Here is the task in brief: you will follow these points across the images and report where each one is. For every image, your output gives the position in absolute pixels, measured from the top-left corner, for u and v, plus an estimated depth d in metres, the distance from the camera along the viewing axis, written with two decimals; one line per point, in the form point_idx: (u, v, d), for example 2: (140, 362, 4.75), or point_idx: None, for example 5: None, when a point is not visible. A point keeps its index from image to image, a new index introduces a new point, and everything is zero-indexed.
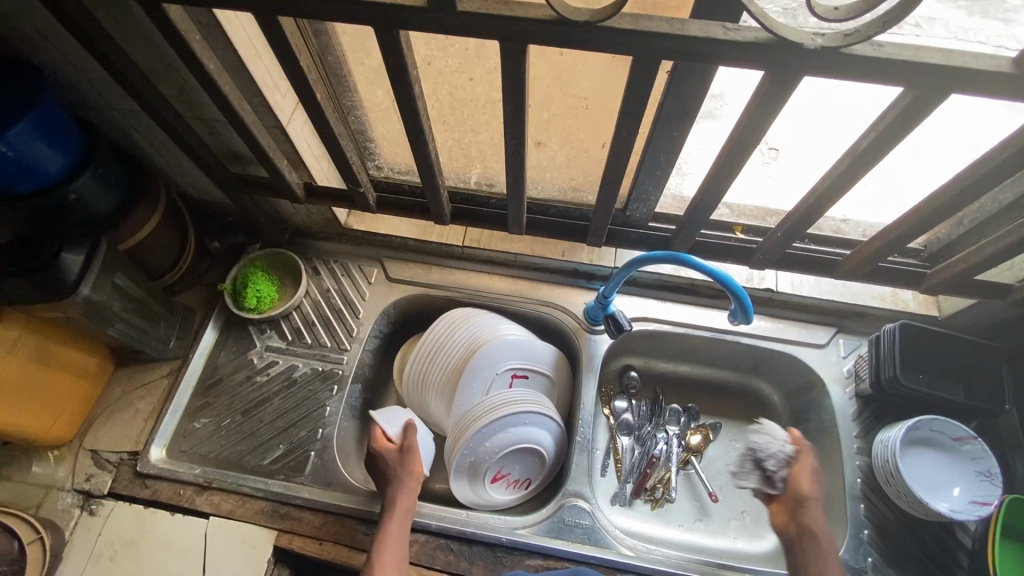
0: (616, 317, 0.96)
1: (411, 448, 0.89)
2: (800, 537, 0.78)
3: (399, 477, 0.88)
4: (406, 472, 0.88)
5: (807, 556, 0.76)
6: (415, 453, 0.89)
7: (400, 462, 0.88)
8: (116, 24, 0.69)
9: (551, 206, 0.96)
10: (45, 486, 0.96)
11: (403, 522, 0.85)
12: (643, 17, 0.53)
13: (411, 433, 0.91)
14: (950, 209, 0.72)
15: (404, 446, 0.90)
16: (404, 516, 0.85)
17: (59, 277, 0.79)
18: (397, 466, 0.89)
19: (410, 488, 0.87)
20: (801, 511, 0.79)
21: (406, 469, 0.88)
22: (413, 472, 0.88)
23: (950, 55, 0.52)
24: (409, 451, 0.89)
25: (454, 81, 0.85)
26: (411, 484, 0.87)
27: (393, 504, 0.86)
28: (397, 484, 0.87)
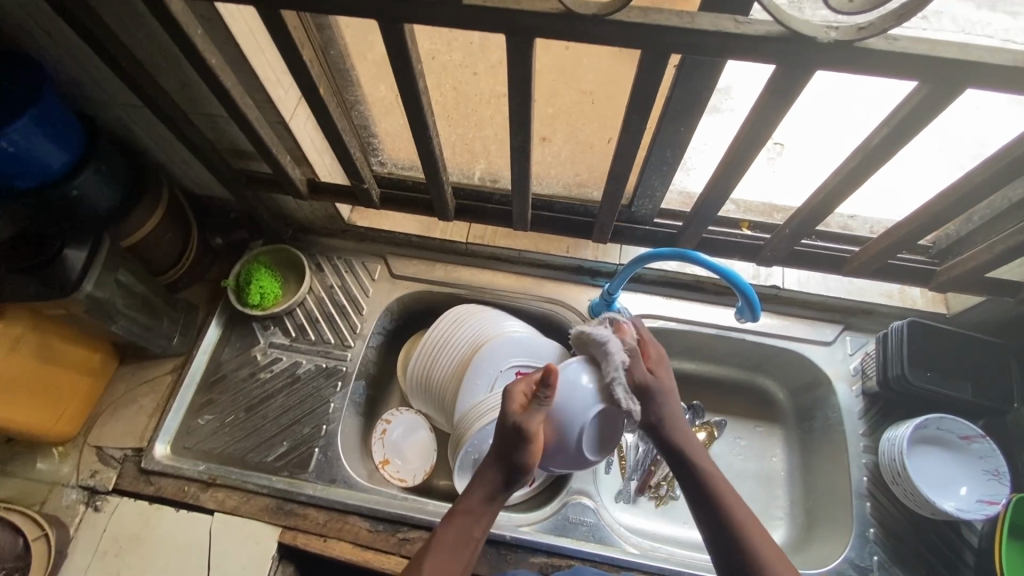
0: (621, 314, 0.94)
1: (530, 440, 0.70)
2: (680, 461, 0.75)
3: (498, 460, 0.72)
4: (510, 461, 0.71)
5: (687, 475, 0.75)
6: (529, 445, 0.70)
7: (507, 448, 0.71)
8: (118, 18, 0.69)
9: (555, 202, 0.94)
10: (49, 482, 0.96)
11: (477, 516, 0.72)
12: (652, 10, 0.53)
13: (535, 416, 0.70)
14: (962, 206, 0.71)
15: (516, 429, 0.70)
16: (481, 508, 0.72)
17: (62, 276, 0.79)
18: (504, 451, 0.72)
19: (504, 482, 0.72)
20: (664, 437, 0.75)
21: (510, 459, 0.71)
22: (522, 470, 0.71)
23: (964, 49, 0.51)
24: (524, 441, 0.70)
25: (458, 76, 0.86)
26: (510, 475, 0.72)
27: (474, 486, 0.73)
28: (494, 467, 0.72)
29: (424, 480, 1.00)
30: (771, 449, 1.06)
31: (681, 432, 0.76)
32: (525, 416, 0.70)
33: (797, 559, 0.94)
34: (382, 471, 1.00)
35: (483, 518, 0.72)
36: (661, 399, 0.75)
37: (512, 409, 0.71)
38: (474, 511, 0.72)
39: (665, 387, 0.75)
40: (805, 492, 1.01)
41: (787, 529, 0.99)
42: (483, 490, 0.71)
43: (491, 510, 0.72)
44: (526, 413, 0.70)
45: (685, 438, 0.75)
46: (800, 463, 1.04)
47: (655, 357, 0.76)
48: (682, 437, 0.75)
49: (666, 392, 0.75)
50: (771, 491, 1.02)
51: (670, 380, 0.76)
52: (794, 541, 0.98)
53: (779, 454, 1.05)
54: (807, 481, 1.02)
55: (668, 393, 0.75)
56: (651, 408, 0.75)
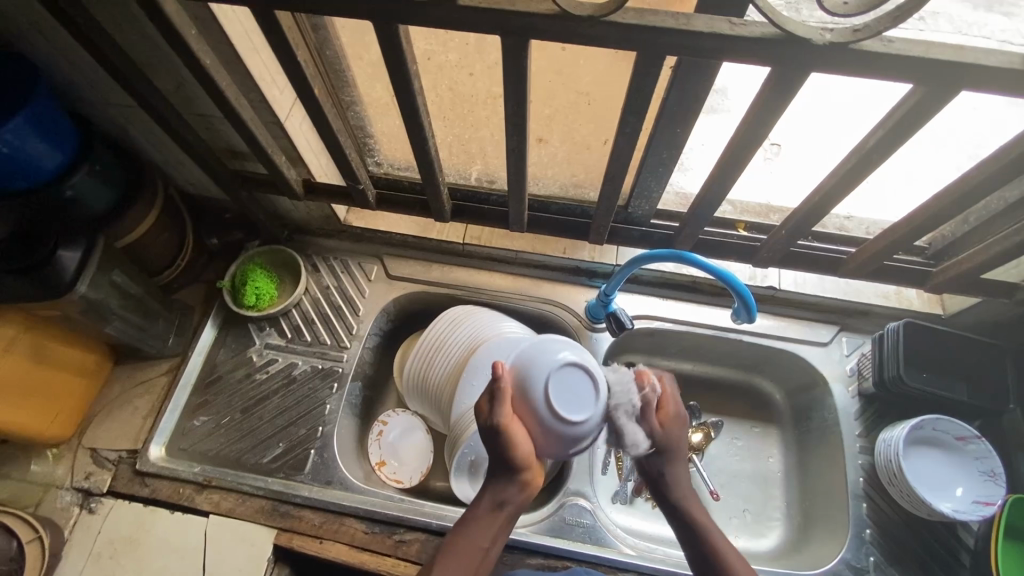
0: (618, 315, 0.95)
1: (499, 430, 0.70)
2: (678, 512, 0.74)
3: (494, 466, 0.73)
4: (498, 459, 0.72)
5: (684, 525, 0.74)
6: (500, 434, 0.70)
7: (491, 448, 0.72)
8: (113, 18, 0.68)
9: (552, 203, 0.93)
10: (44, 484, 0.96)
11: (483, 524, 0.72)
12: (648, 12, 0.52)
13: (501, 406, 0.71)
14: (957, 208, 0.71)
15: (486, 424, 0.72)
16: (486, 516, 0.72)
17: (55, 275, 0.78)
18: (492, 454, 0.73)
19: (504, 485, 0.73)
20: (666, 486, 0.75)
21: (498, 458, 0.72)
22: (511, 465, 0.72)
23: (959, 51, 0.51)
24: (495, 433, 0.71)
25: (454, 76, 0.86)
26: (508, 477, 0.72)
27: (478, 495, 0.74)
28: (492, 474, 0.73)
29: (420, 482, 1.00)
30: (768, 449, 1.06)
31: (686, 488, 0.75)
32: (491, 409, 0.72)
33: (793, 560, 0.94)
34: (378, 472, 0.99)
35: (491, 529, 0.72)
36: (671, 457, 0.74)
37: (482, 408, 0.73)
38: (481, 521, 0.72)
39: (674, 445, 0.74)
40: (802, 493, 1.01)
41: (783, 530, 0.99)
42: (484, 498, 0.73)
43: (501, 521, 0.73)
44: (490, 405, 0.72)
45: (689, 497, 0.75)
46: (796, 464, 1.04)
47: (674, 416, 0.75)
48: (687, 495, 0.75)
49: (676, 450, 0.75)
50: (768, 492, 1.02)
51: (682, 437, 0.75)
52: (791, 541, 0.98)
53: (776, 455, 1.05)
54: (804, 482, 1.02)
55: (677, 451, 0.75)
56: (660, 466, 0.75)
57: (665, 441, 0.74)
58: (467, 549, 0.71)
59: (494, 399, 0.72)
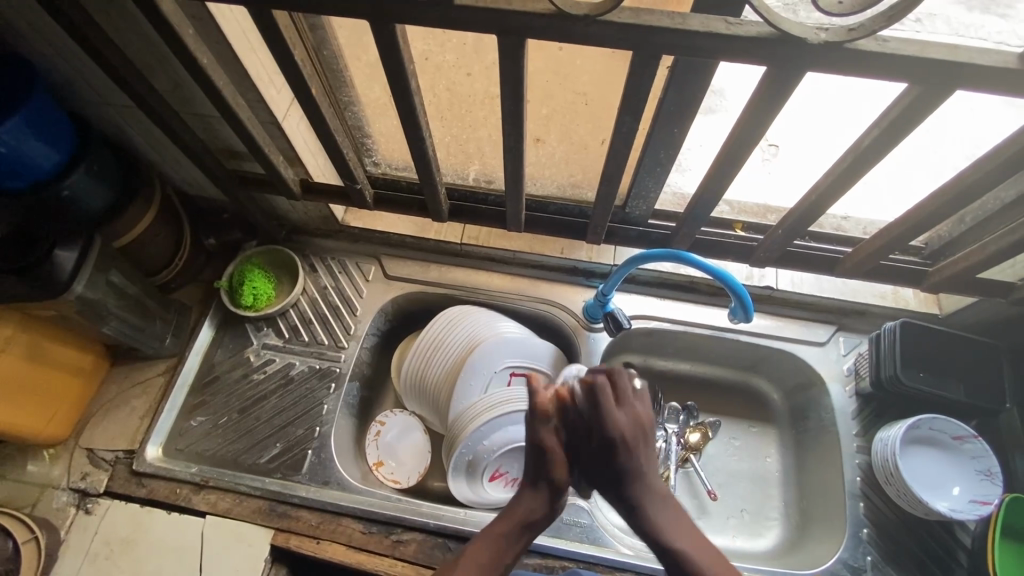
0: (614, 315, 0.96)
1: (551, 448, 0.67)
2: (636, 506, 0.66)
3: (533, 482, 0.68)
4: (543, 476, 0.68)
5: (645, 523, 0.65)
6: (553, 453, 0.67)
7: (535, 463, 0.68)
8: (110, 18, 0.68)
9: (550, 203, 0.94)
10: (40, 485, 0.96)
11: (512, 538, 0.66)
12: (643, 11, 0.53)
13: (550, 425, 0.67)
14: (953, 208, 0.72)
15: (535, 440, 0.67)
16: (516, 532, 0.66)
17: (52, 275, 0.78)
18: (533, 470, 0.68)
19: (540, 503, 0.67)
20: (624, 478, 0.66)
21: (543, 473, 0.68)
22: (552, 484, 0.68)
23: (954, 50, 0.52)
24: (546, 450, 0.67)
25: (451, 76, 0.86)
26: (546, 495, 0.67)
27: (510, 507, 0.68)
28: (530, 488, 0.68)
29: (418, 482, 1.00)
30: (766, 449, 1.06)
31: (660, 510, 0.66)
32: (537, 425, 0.67)
33: (791, 560, 0.94)
34: (376, 472, 0.99)
35: (515, 544, 0.66)
36: (629, 472, 0.66)
37: (527, 423, 0.68)
38: (507, 534, 0.66)
39: (630, 457, 0.66)
40: (799, 492, 1.01)
41: (781, 530, 0.99)
42: (517, 512, 0.67)
43: (524, 538, 0.67)
44: (535, 421, 0.67)
45: (663, 517, 0.65)
46: (794, 464, 1.04)
47: (630, 422, 0.67)
48: (661, 512, 0.65)
49: (641, 468, 0.66)
50: (765, 492, 1.02)
51: (642, 450, 0.67)
52: (789, 541, 0.98)
53: (773, 455, 1.05)
54: (802, 482, 1.02)
55: (636, 468, 0.66)
56: (615, 482, 0.66)
57: (616, 451, 0.66)
58: (486, 559, 0.64)
59: (541, 414, 0.67)
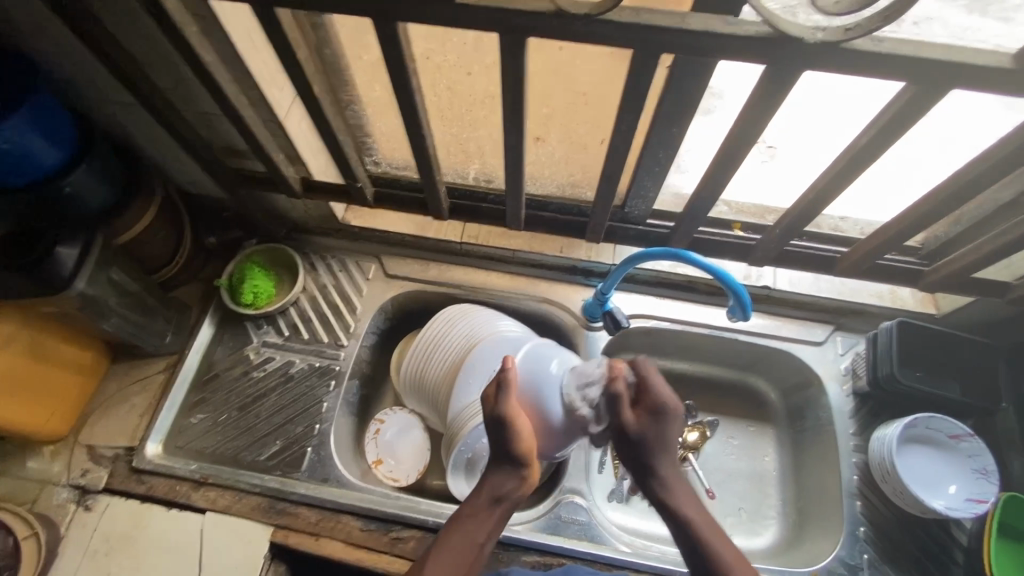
0: (613, 314, 0.99)
1: (511, 421, 0.72)
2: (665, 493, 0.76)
3: (500, 462, 0.74)
4: (503, 453, 0.74)
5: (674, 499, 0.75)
6: (511, 426, 0.72)
7: (495, 439, 0.73)
8: (113, 15, 0.69)
9: (550, 202, 0.96)
10: (40, 481, 0.96)
11: (481, 519, 0.73)
12: (644, 11, 0.53)
13: (509, 399, 0.73)
14: (950, 206, 0.72)
15: (494, 415, 0.72)
16: (484, 511, 0.73)
17: (53, 271, 0.78)
18: (495, 447, 0.74)
19: (504, 478, 0.74)
20: (653, 457, 0.76)
21: (501, 449, 0.74)
22: (513, 457, 0.74)
23: (950, 50, 0.52)
24: (506, 424, 0.72)
25: (453, 75, 0.85)
26: (511, 470, 0.74)
27: (476, 488, 0.75)
28: (492, 465, 0.75)
29: (417, 480, 1.01)
30: (763, 448, 1.06)
31: (674, 480, 0.76)
32: (500, 400, 0.73)
33: (788, 559, 0.94)
34: (375, 471, 1.00)
35: (487, 521, 0.73)
36: (657, 446, 0.76)
37: (489, 401, 0.74)
38: (476, 513, 0.73)
39: (662, 433, 0.76)
40: (797, 491, 1.02)
41: (779, 529, 1.00)
42: (483, 494, 0.73)
43: (496, 514, 0.74)
44: (499, 397, 0.73)
45: (675, 482, 0.76)
46: (792, 465, 1.04)
47: (663, 410, 0.76)
48: (674, 481, 0.76)
49: (665, 443, 0.76)
50: (763, 490, 1.03)
51: (668, 426, 0.76)
52: (786, 540, 0.98)
53: (771, 454, 1.06)
54: (799, 480, 1.02)
55: (660, 440, 0.76)
56: (646, 456, 0.76)
57: (652, 428, 0.76)
58: (463, 539, 0.72)
59: (501, 388, 0.73)
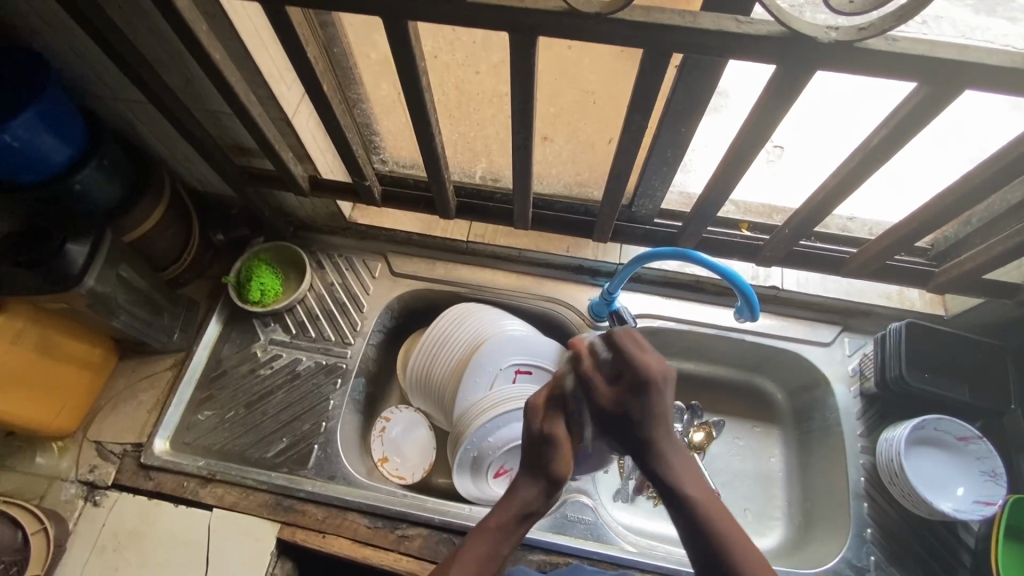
0: (620, 312, 0.95)
1: (556, 438, 0.66)
2: (665, 472, 0.64)
3: (530, 477, 0.68)
4: (541, 470, 0.67)
5: (676, 477, 0.64)
6: (557, 446, 0.66)
7: (535, 455, 0.68)
8: (124, 13, 0.69)
9: (555, 201, 0.95)
10: (49, 476, 0.96)
11: (508, 535, 0.66)
12: (655, 10, 0.53)
13: (556, 415, 0.68)
14: (960, 208, 0.72)
15: (539, 429, 0.67)
16: (511, 525, 0.66)
17: (64, 268, 0.79)
18: (534, 465, 0.68)
19: (535, 492, 0.67)
20: (645, 428, 0.65)
21: (541, 469, 0.67)
22: (554, 478, 0.67)
23: (964, 50, 0.52)
24: (553, 438, 0.66)
25: (460, 74, 0.85)
26: (544, 487, 0.67)
27: (505, 500, 0.67)
28: (524, 478, 0.68)
29: (423, 478, 1.01)
30: (769, 449, 1.06)
31: (676, 457, 0.65)
32: (544, 415, 0.68)
33: (794, 559, 0.94)
34: (381, 469, 1.00)
35: (514, 535, 0.66)
36: (647, 417, 0.65)
37: (534, 413, 0.69)
38: (501, 527, 0.66)
39: (650, 406, 0.65)
40: (803, 491, 1.02)
41: (784, 529, 1.00)
42: (511, 505, 0.66)
43: (523, 529, 0.67)
44: (545, 411, 0.69)
45: (674, 459, 0.65)
46: (798, 465, 1.04)
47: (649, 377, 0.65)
48: (676, 458, 0.65)
49: (659, 414, 0.65)
50: (769, 491, 1.03)
51: (656, 396, 0.65)
52: (791, 540, 0.98)
53: (777, 455, 1.06)
54: (805, 481, 1.02)
55: (651, 413, 0.65)
56: (637, 435, 0.65)
57: (638, 401, 0.65)
58: (484, 557, 0.65)
59: (555, 408, 0.68)
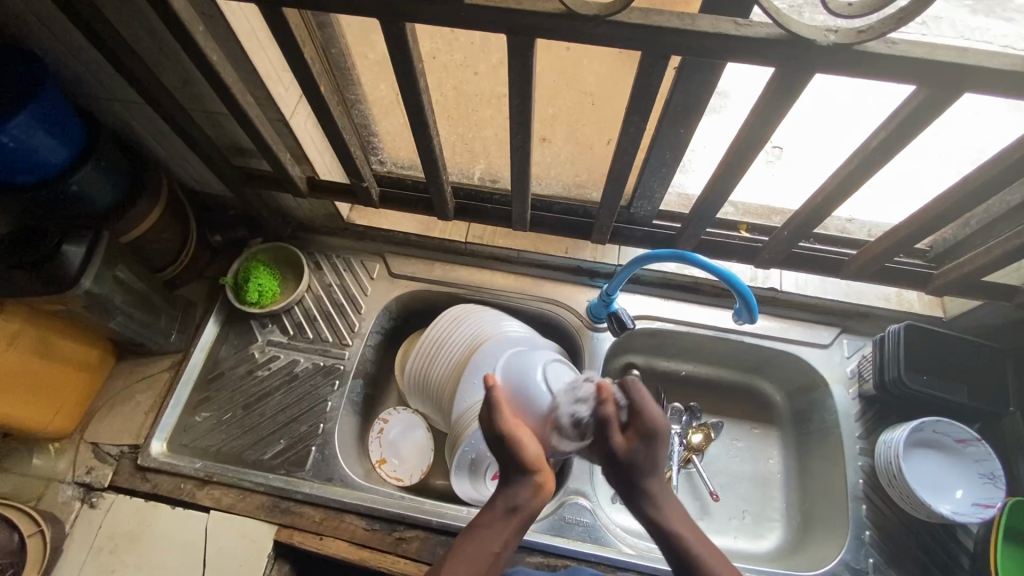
0: (619, 315, 0.95)
1: (510, 430, 0.73)
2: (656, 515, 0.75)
3: (507, 474, 0.74)
4: (507, 460, 0.74)
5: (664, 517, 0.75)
6: (511, 432, 0.73)
7: (500, 456, 0.74)
8: (120, 14, 0.69)
9: (555, 202, 0.95)
10: (45, 478, 0.96)
11: (500, 528, 0.71)
12: (653, 11, 0.53)
13: (501, 412, 0.74)
14: (959, 210, 0.72)
15: (493, 429, 0.73)
16: (500, 521, 0.71)
17: (61, 269, 0.78)
18: (503, 462, 0.74)
19: (515, 486, 0.73)
20: (643, 477, 0.76)
21: (507, 461, 0.74)
22: (523, 468, 0.73)
23: (963, 53, 0.52)
24: (507, 433, 0.73)
25: (459, 75, 0.85)
26: (517, 475, 0.73)
27: (488, 500, 0.74)
28: (504, 475, 0.74)
29: (421, 480, 1.00)
30: (767, 451, 1.06)
31: (667, 504, 0.76)
32: (495, 414, 0.74)
33: (793, 561, 0.94)
34: (378, 470, 0.99)
35: (503, 530, 0.70)
36: (648, 467, 0.76)
37: (484, 420, 0.75)
38: (491, 522, 0.71)
39: (651, 455, 0.77)
40: (801, 493, 1.02)
41: (783, 532, 1.00)
42: (496, 504, 0.72)
43: (514, 525, 0.71)
44: (494, 411, 0.74)
45: (666, 505, 0.76)
46: (796, 467, 1.04)
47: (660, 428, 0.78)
48: (666, 503, 0.76)
49: (658, 466, 0.78)
50: (767, 493, 1.02)
51: (656, 448, 0.77)
52: (790, 542, 0.98)
53: (776, 456, 1.05)
54: (803, 483, 1.02)
55: (648, 464, 0.77)
56: (634, 479, 0.76)
57: (658, 443, 0.77)
58: (477, 551, 0.69)
59: (494, 408, 0.74)
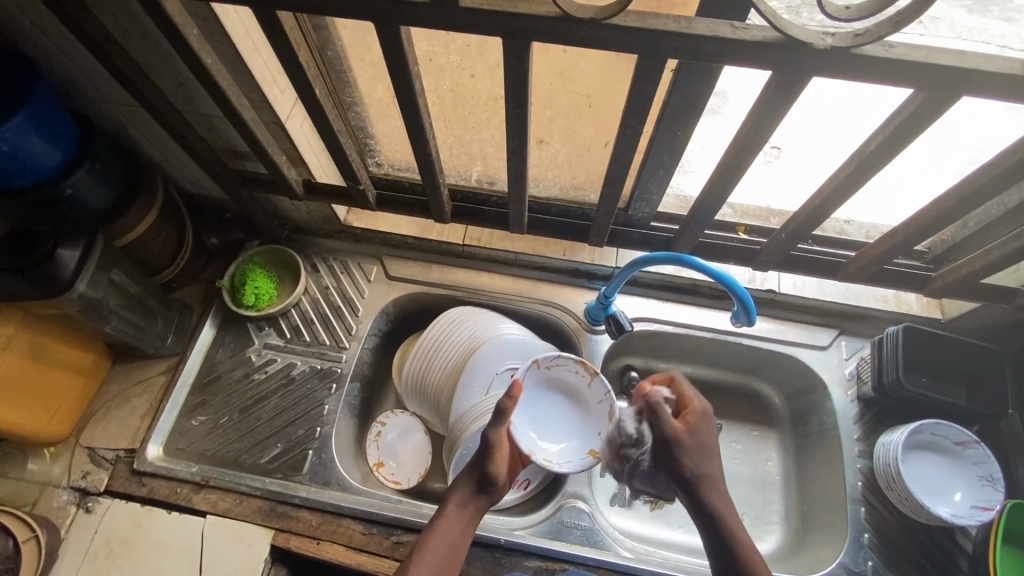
0: (617, 317, 0.95)
1: (495, 446, 0.72)
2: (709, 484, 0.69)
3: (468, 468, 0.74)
4: (478, 464, 0.73)
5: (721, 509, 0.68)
6: (494, 450, 0.72)
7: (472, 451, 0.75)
8: (113, 16, 0.68)
9: (553, 204, 0.92)
10: (40, 483, 0.96)
11: (454, 519, 0.71)
12: (649, 15, 0.52)
13: (503, 426, 0.71)
14: (958, 213, 0.71)
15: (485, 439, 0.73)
16: (455, 510, 0.72)
17: (54, 273, 0.78)
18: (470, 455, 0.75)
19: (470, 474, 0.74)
20: (696, 457, 0.70)
21: (475, 467, 0.73)
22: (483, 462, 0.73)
23: (961, 56, 0.52)
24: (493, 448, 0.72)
25: (456, 77, 0.88)
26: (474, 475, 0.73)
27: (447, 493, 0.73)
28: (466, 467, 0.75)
29: (418, 483, 1.00)
30: (766, 453, 1.06)
31: (715, 494, 0.69)
32: (495, 425, 0.71)
33: (792, 564, 0.94)
34: (376, 473, 0.99)
35: (459, 523, 0.71)
36: (701, 450, 0.70)
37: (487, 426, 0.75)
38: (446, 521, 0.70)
39: (701, 442, 0.71)
40: (800, 496, 1.01)
41: (781, 535, 0.99)
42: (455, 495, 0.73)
43: (468, 517, 0.72)
44: (496, 422, 0.71)
45: (715, 486, 0.69)
46: (795, 469, 1.04)
47: (697, 409, 0.73)
48: (722, 498, 0.69)
49: (705, 447, 0.71)
50: (766, 496, 1.02)
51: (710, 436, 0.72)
52: (789, 545, 0.98)
53: (774, 459, 1.05)
54: (802, 485, 1.02)
55: (705, 450, 0.71)
56: (690, 466, 0.69)
57: (684, 444, 0.70)
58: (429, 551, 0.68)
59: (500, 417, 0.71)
